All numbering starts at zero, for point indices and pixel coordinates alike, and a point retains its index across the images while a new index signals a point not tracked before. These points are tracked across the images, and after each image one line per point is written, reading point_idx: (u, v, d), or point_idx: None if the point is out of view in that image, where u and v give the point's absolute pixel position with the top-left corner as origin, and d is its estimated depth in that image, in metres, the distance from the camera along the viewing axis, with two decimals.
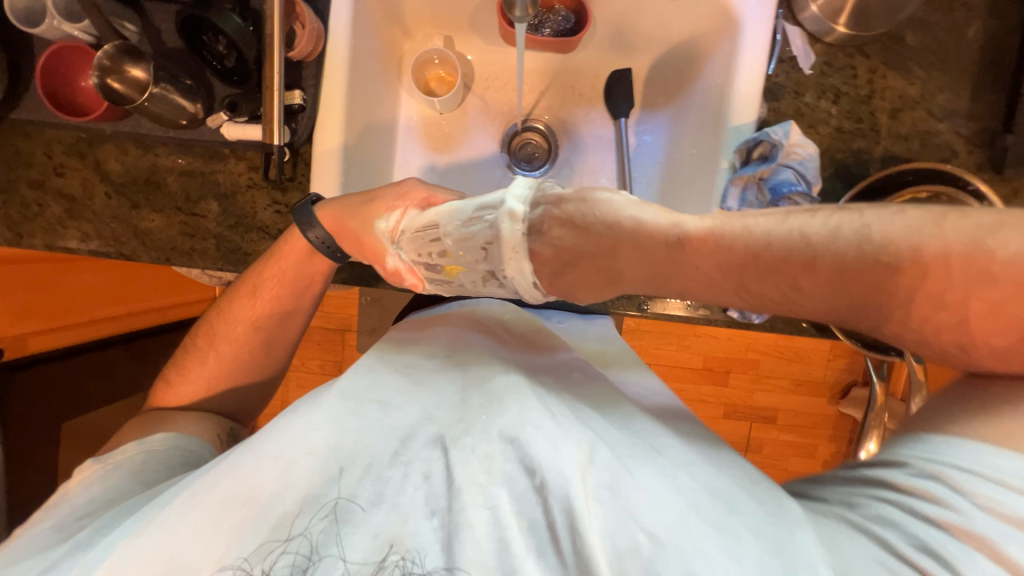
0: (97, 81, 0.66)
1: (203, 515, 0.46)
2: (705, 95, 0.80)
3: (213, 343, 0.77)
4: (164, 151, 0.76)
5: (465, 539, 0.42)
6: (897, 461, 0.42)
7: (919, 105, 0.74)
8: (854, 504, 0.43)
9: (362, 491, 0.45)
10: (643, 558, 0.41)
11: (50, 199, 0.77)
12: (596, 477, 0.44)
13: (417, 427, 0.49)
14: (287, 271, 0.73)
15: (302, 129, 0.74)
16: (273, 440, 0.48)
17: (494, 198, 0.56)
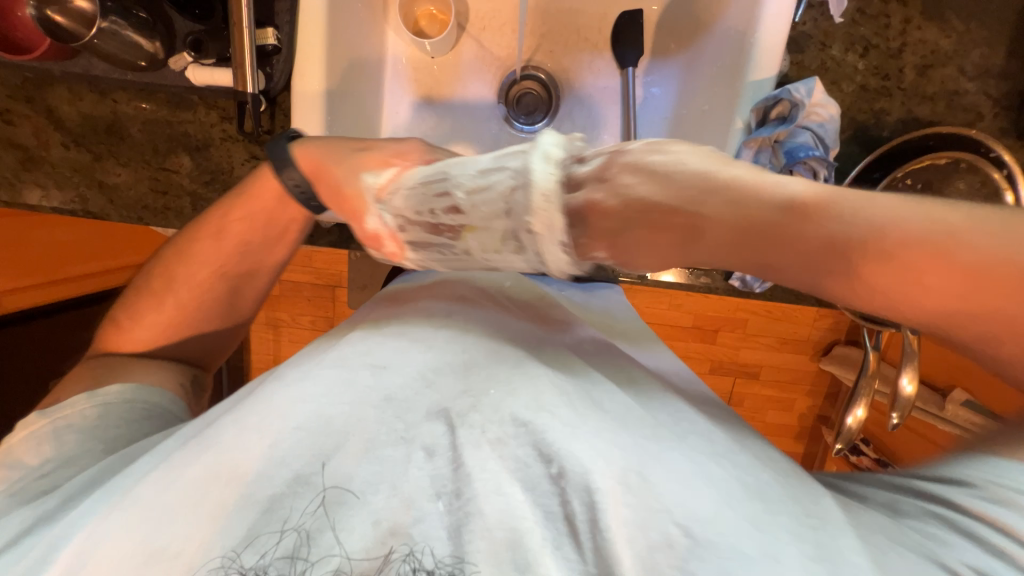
0: (34, 13, 0.58)
1: (189, 489, 0.45)
2: (722, 44, 0.73)
3: (173, 286, 0.68)
4: (123, 96, 0.68)
5: (474, 527, 0.41)
6: (961, 480, 0.41)
7: (950, 61, 0.69)
8: (899, 510, 0.43)
9: (360, 471, 0.43)
10: (676, 558, 0.40)
11: (1, 148, 0.70)
12: (625, 464, 0.43)
13: (416, 400, 0.46)
14: (256, 213, 0.66)
15: (278, 75, 0.67)
16: (259, 412, 0.47)
17: (521, 146, 0.46)
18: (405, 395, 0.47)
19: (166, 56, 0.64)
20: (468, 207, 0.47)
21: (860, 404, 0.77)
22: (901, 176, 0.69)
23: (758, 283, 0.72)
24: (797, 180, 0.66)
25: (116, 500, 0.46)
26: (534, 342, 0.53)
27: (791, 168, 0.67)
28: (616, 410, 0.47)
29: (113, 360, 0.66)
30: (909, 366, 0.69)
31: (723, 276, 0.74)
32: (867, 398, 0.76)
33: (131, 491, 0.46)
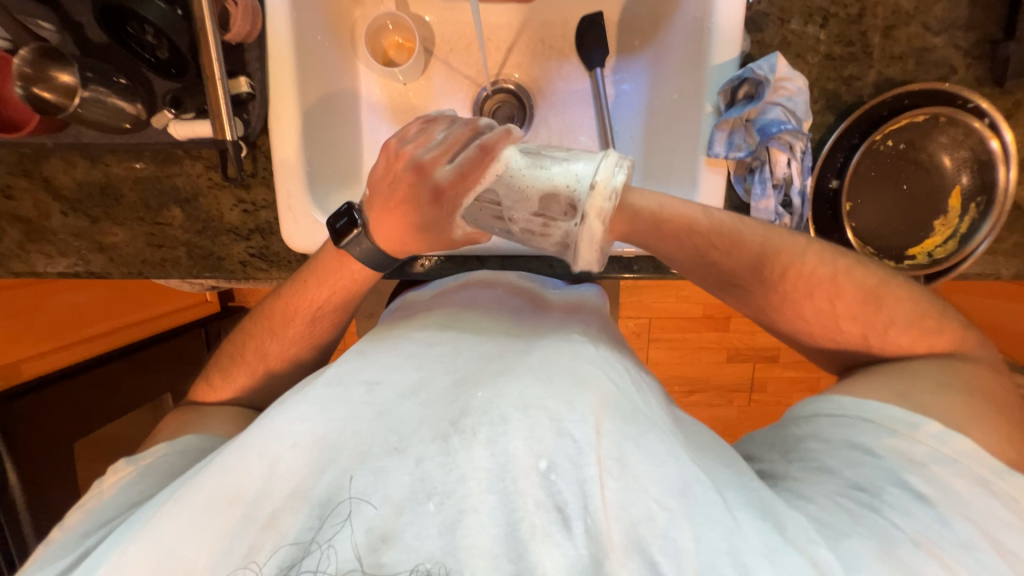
0: (23, 92, 0.60)
1: (190, 518, 0.44)
2: (684, 32, 0.74)
3: (263, 350, 0.68)
4: (114, 159, 0.72)
5: (468, 525, 0.41)
6: (836, 418, 0.53)
7: (914, 19, 0.68)
8: (797, 457, 0.53)
9: (355, 480, 0.43)
10: (659, 527, 0.41)
11: (5, 223, 0.73)
12: (609, 448, 0.43)
13: (409, 413, 0.47)
14: (347, 289, 0.66)
15: (255, 119, 0.70)
16: (259, 434, 0.48)
17: (579, 200, 0.54)
18: (401, 409, 0.47)
19: (148, 116, 0.67)
20: (521, 236, 0.59)
21: None
22: (880, 140, 0.70)
23: None
24: (774, 155, 0.68)
25: (134, 535, 0.46)
26: (524, 343, 0.54)
27: (766, 145, 0.68)
28: (603, 397, 0.48)
29: (193, 412, 0.67)
30: None
31: None
32: None
33: (142, 527, 0.46)
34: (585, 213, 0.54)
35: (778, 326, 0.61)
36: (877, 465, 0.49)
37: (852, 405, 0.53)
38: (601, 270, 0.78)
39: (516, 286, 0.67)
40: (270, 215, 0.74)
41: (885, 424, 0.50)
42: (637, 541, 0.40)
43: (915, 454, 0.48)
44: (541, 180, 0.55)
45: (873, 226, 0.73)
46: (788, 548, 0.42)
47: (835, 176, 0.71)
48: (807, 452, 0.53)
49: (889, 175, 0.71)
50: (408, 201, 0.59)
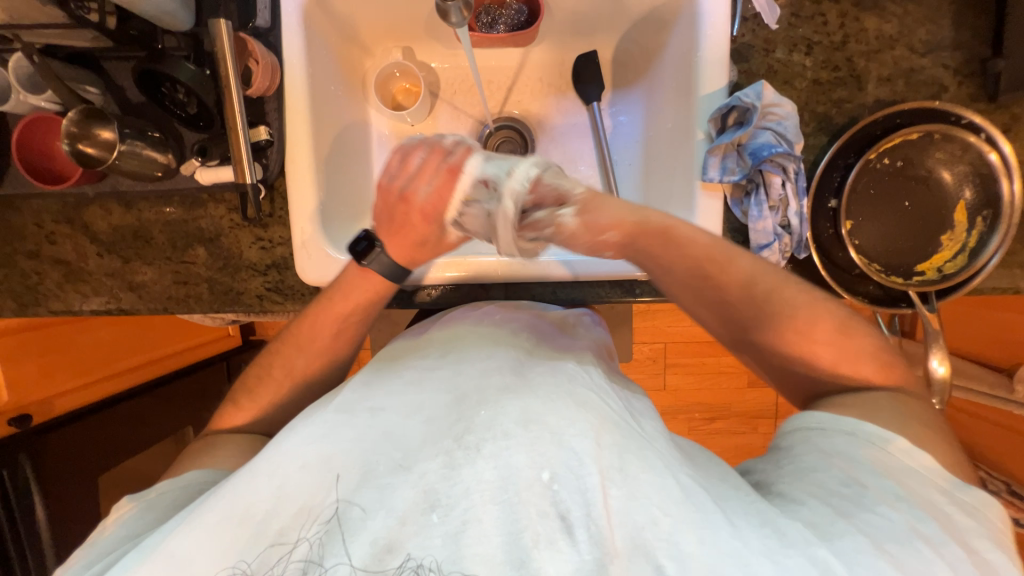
0: (68, 148, 0.66)
1: (202, 539, 0.46)
2: (674, 66, 0.78)
3: (288, 366, 0.71)
4: (146, 205, 0.78)
5: (473, 534, 0.43)
6: (811, 429, 0.55)
7: (898, 43, 0.70)
8: (781, 465, 0.53)
9: (361, 497, 0.45)
10: (663, 532, 0.42)
11: (47, 265, 0.80)
12: (609, 459, 0.45)
13: (416, 433, 0.49)
14: (367, 299, 0.70)
15: (273, 164, 0.75)
16: (266, 459, 0.49)
17: (503, 180, 0.58)
18: (405, 431, 0.49)
19: (178, 164, 0.73)
20: (480, 229, 0.63)
21: None
22: (876, 158, 0.71)
23: None
24: (768, 177, 0.69)
25: (141, 560, 0.46)
26: (520, 364, 0.56)
27: (760, 168, 0.69)
28: (602, 412, 0.50)
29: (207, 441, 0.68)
30: (937, 347, 0.69)
31: None
32: None
33: (149, 553, 0.47)
34: (502, 195, 0.58)
35: (781, 346, 0.60)
36: (863, 468, 0.49)
37: (827, 418, 0.55)
38: (604, 295, 0.79)
39: (518, 311, 0.69)
40: (285, 251, 0.78)
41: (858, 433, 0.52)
42: (641, 547, 0.42)
43: (892, 465, 0.49)
44: (473, 167, 0.60)
45: (877, 243, 0.72)
46: (787, 549, 0.42)
47: (833, 195, 0.72)
48: (793, 460, 0.53)
49: (889, 192, 0.72)
50: (406, 226, 0.64)
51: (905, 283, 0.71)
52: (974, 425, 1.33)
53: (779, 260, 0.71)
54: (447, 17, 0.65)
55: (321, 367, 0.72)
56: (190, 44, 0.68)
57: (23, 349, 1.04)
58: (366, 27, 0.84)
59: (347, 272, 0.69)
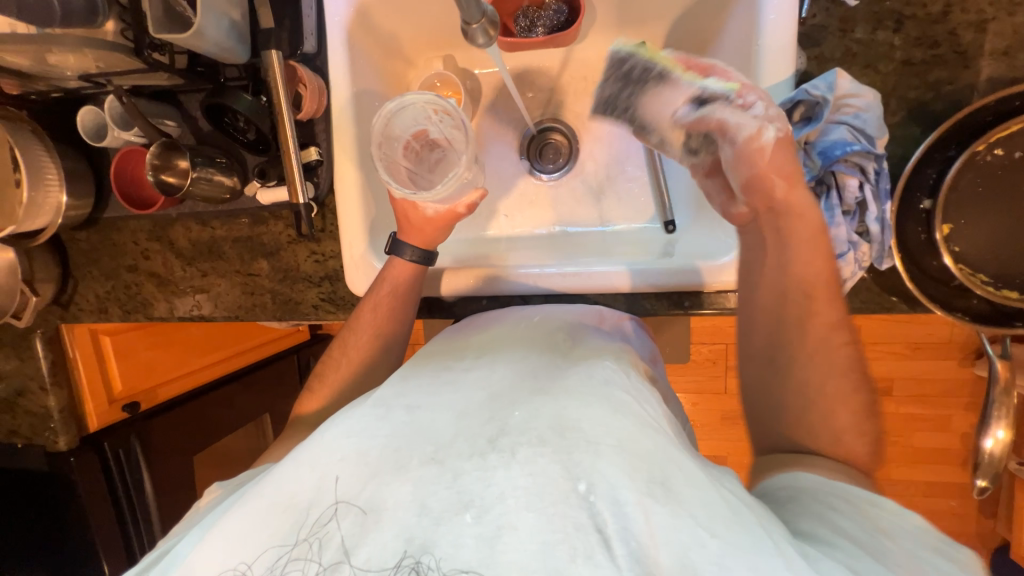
0: (153, 179, 0.75)
1: (241, 520, 0.49)
2: (732, 55, 0.71)
3: (343, 348, 0.76)
4: (218, 223, 0.86)
5: (506, 542, 0.41)
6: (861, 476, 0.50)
7: (1020, 8, 0.58)
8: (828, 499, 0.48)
9: (392, 494, 0.46)
10: (711, 555, 0.39)
11: (143, 278, 0.91)
12: (649, 474, 0.42)
13: (450, 437, 0.48)
14: (403, 280, 0.75)
15: (323, 182, 0.79)
16: (309, 450, 0.51)
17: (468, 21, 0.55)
18: (436, 424, 0.49)
19: (242, 186, 0.80)
20: (454, 114, 0.70)
21: (999, 424, 0.64)
22: (985, 150, 0.59)
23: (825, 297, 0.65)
24: (841, 180, 0.61)
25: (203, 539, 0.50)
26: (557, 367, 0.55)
27: (831, 169, 0.61)
28: (640, 414, 0.48)
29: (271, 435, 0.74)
30: None
31: None
32: (1008, 416, 0.64)
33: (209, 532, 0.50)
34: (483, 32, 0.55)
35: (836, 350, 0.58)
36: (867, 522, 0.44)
37: (819, 481, 0.50)
38: (652, 307, 0.76)
39: (552, 316, 0.69)
40: (337, 263, 0.82)
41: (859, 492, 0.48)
42: (687, 568, 0.39)
43: (891, 515, 0.45)
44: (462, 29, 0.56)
45: (984, 249, 0.61)
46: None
47: (927, 195, 0.62)
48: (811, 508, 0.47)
49: (1002, 190, 0.60)
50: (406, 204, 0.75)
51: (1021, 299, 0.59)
52: None
53: (858, 270, 0.63)
54: (474, 35, 0.56)
55: (371, 352, 0.76)
56: (248, 74, 0.73)
57: (131, 346, 1.20)
58: (407, 38, 0.83)
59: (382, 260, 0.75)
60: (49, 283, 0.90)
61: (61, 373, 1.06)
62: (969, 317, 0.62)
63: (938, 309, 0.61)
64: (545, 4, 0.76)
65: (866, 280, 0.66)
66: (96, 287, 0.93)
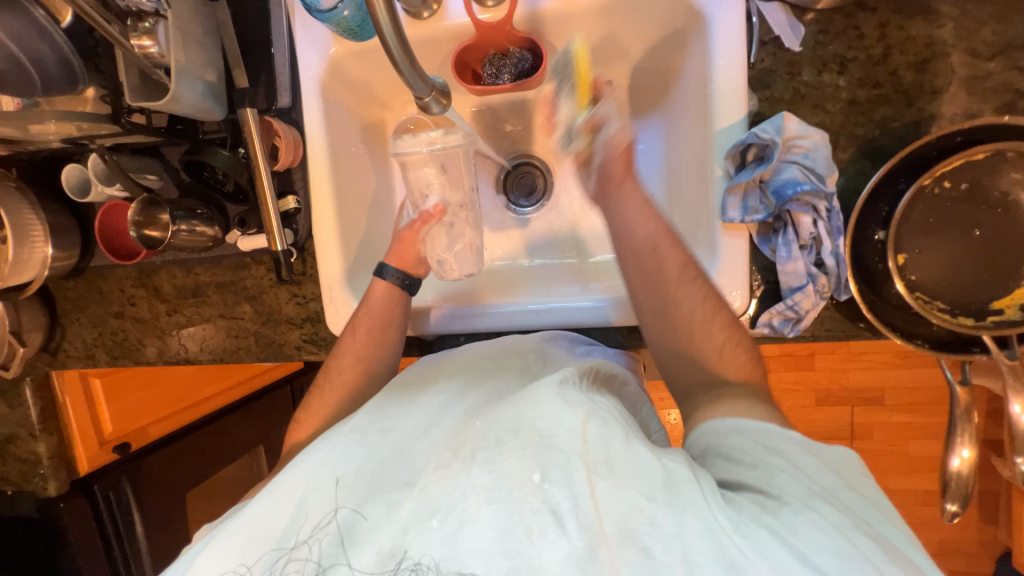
0: (136, 234, 0.76)
1: (231, 546, 0.54)
2: (690, 95, 0.74)
3: (328, 376, 0.77)
4: (201, 269, 0.88)
5: (468, 533, 0.48)
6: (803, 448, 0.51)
7: (956, 48, 0.61)
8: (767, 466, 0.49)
9: (372, 506, 0.53)
10: (646, 517, 0.45)
11: (129, 323, 0.92)
12: (594, 453, 0.48)
13: (422, 459, 0.54)
14: (387, 304, 0.77)
15: (302, 228, 0.81)
16: (288, 477, 0.56)
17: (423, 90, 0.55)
18: (412, 449, 0.56)
19: (224, 234, 0.82)
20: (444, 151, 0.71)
21: (962, 444, 0.66)
22: (932, 183, 0.61)
23: (791, 326, 0.67)
24: (796, 217, 0.63)
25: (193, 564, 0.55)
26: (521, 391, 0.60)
27: (786, 208, 0.64)
28: (592, 403, 0.52)
29: None
30: (1017, 394, 0.60)
31: (751, 323, 0.70)
32: (970, 436, 0.65)
33: (196, 560, 0.55)
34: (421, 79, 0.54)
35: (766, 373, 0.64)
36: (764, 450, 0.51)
37: (726, 423, 0.55)
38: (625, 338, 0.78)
39: (525, 339, 0.72)
40: (317, 305, 0.84)
41: (754, 425, 0.53)
42: (627, 531, 0.45)
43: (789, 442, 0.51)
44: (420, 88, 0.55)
45: (938, 277, 0.63)
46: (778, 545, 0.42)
47: (881, 226, 0.63)
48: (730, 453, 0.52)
49: (952, 220, 0.62)
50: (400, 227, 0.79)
51: (975, 326, 0.61)
52: None
53: (818, 301, 0.65)
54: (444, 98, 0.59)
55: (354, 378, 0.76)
56: (226, 127, 0.75)
57: (123, 387, 1.22)
58: (379, 85, 0.85)
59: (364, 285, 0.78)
60: (36, 333, 0.92)
61: (52, 418, 1.07)
62: (928, 343, 0.63)
63: (893, 335, 0.63)
64: (510, 51, 0.78)
65: (828, 309, 0.68)
66: (83, 333, 0.94)
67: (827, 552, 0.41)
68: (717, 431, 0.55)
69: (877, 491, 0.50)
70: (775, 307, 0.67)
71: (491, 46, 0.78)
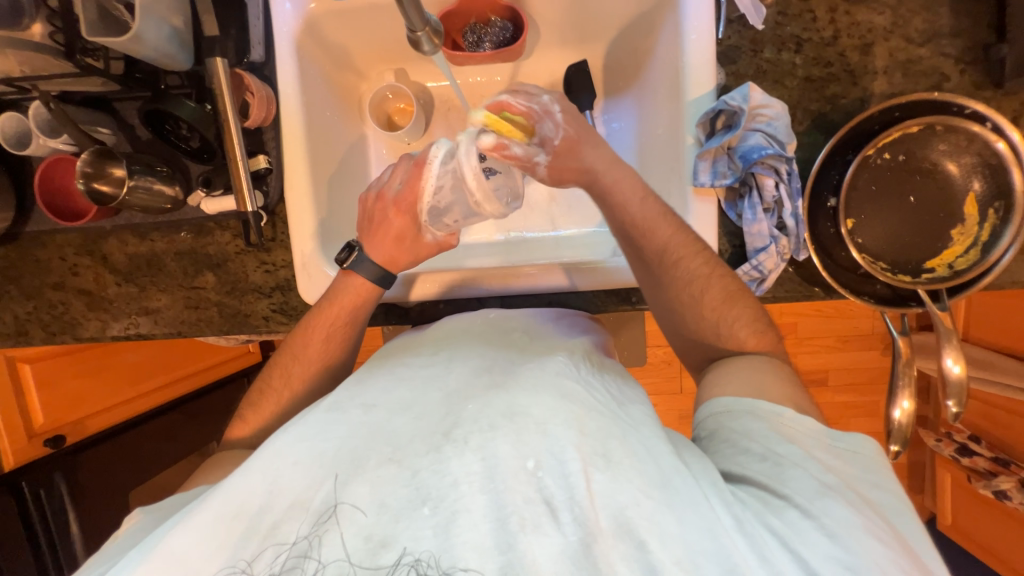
0: (84, 187, 0.71)
1: (200, 533, 0.49)
2: (662, 71, 0.78)
3: (288, 381, 0.72)
4: (158, 235, 0.82)
5: (463, 523, 0.45)
6: (801, 445, 0.53)
7: (893, 34, 0.68)
8: (763, 457, 0.52)
9: (357, 491, 0.48)
10: (645, 512, 0.45)
11: (71, 296, 0.84)
12: (592, 446, 0.48)
13: (406, 427, 0.52)
14: (356, 302, 0.72)
15: (273, 191, 0.78)
16: (261, 455, 0.52)
17: (416, 24, 0.57)
18: (394, 425, 0.52)
19: (185, 195, 0.77)
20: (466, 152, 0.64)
21: (903, 395, 0.72)
22: (875, 154, 0.68)
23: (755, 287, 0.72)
24: (761, 180, 0.68)
25: (149, 552, 0.49)
26: (510, 363, 0.59)
27: (752, 170, 0.68)
28: (586, 401, 0.52)
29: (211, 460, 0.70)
30: (949, 345, 0.66)
31: None
32: (910, 388, 0.72)
33: (153, 547, 0.50)
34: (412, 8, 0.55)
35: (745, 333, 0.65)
36: (775, 440, 0.53)
37: (739, 401, 0.57)
38: (602, 304, 0.81)
39: (512, 321, 0.70)
40: (288, 273, 0.81)
41: (766, 409, 0.56)
42: (625, 528, 0.44)
43: (791, 430, 0.54)
44: (414, 23, 0.57)
45: (881, 239, 0.70)
46: (772, 543, 0.45)
47: (832, 194, 0.70)
48: (742, 448, 0.53)
49: (893, 187, 0.69)
50: (386, 223, 0.71)
51: (913, 282, 0.68)
52: (1010, 423, 1.29)
53: (779, 262, 0.70)
54: (436, 38, 0.61)
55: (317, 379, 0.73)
56: (191, 81, 0.72)
57: (59, 374, 1.11)
58: (357, 50, 0.84)
59: (333, 288, 0.73)
60: None
61: None
62: (874, 299, 0.70)
63: (847, 292, 0.69)
64: (491, 21, 0.80)
65: (788, 271, 0.73)
66: (15, 307, 0.85)
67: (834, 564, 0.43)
68: (731, 416, 0.57)
69: (880, 487, 0.52)
70: (741, 269, 0.71)
71: (473, 14, 0.79)
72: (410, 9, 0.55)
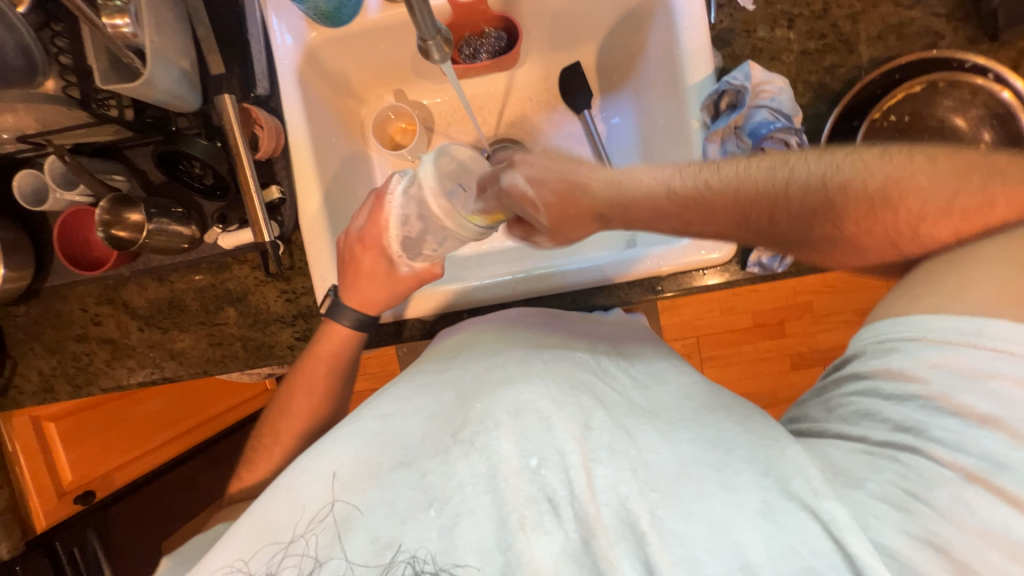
0: (103, 236, 0.71)
1: (227, 553, 0.49)
2: (656, 62, 0.79)
3: (275, 435, 0.73)
4: (177, 276, 0.82)
5: (464, 525, 0.44)
6: (976, 417, 0.41)
7: (882, 1, 0.70)
8: (907, 425, 0.43)
9: (363, 499, 0.47)
10: (647, 505, 0.43)
11: (95, 345, 0.84)
12: (597, 441, 0.47)
13: (426, 439, 0.50)
14: (337, 349, 0.73)
15: (288, 219, 0.78)
16: (288, 474, 0.52)
17: (430, 32, 0.58)
18: (407, 430, 0.52)
19: (201, 233, 0.78)
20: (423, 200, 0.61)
21: None
22: (881, 117, 0.68)
23: (779, 262, 0.71)
24: None
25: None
26: (526, 353, 0.57)
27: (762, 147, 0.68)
28: (603, 394, 0.53)
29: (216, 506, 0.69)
30: None
31: (741, 266, 0.73)
32: None
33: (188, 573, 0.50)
34: (428, 14, 0.56)
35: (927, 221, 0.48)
36: (918, 404, 0.43)
37: (902, 329, 0.46)
38: (627, 292, 0.75)
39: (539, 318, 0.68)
40: (308, 300, 0.81)
41: (874, 339, 0.48)
42: (633, 527, 0.42)
43: (959, 389, 0.42)
44: (423, 30, 0.58)
45: None
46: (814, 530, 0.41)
47: None
48: (843, 404, 0.48)
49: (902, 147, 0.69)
50: (360, 266, 0.73)
51: None
52: None
53: None
54: (445, 48, 0.62)
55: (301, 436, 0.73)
56: (201, 123, 0.74)
57: (81, 430, 1.07)
58: (357, 76, 0.86)
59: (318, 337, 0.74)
60: None
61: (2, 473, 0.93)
62: None
63: None
64: (485, 32, 0.83)
65: None
66: (40, 363, 0.85)
67: (899, 531, 0.39)
68: (846, 362, 0.51)
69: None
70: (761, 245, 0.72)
71: (467, 28, 0.81)
72: (428, 21, 0.57)
